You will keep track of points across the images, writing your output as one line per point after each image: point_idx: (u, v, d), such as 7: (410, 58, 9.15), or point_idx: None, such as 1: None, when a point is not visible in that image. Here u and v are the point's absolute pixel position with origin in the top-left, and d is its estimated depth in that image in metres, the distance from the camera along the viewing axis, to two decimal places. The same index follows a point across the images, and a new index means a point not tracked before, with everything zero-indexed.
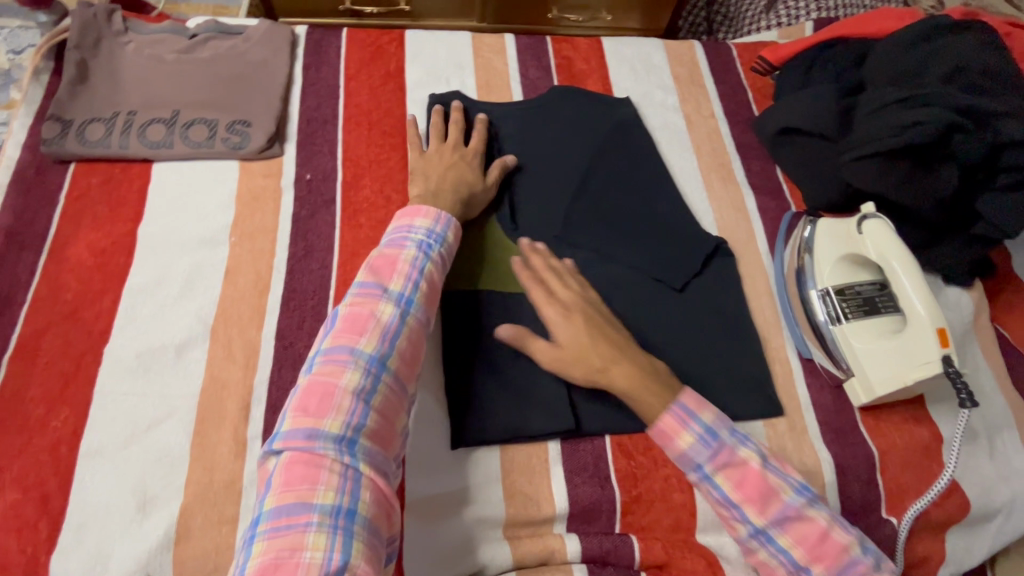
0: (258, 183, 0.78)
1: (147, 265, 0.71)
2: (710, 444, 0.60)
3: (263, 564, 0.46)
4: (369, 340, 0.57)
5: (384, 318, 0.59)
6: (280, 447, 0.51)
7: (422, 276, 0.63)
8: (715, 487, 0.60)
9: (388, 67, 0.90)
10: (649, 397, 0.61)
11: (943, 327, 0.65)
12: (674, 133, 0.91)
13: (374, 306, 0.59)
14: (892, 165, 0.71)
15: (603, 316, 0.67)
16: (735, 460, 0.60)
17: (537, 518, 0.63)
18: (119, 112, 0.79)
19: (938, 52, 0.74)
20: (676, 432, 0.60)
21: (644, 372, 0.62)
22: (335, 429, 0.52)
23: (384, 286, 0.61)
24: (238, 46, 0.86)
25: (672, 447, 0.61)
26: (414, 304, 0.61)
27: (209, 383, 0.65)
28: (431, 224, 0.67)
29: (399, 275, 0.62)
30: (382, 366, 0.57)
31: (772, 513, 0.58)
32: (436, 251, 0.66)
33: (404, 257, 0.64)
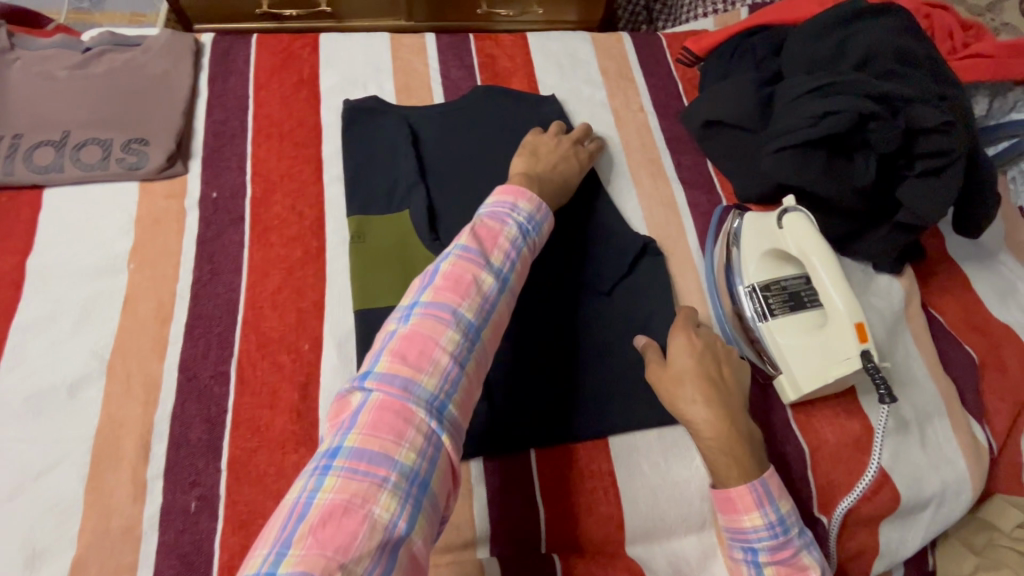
0: (159, 204, 0.74)
1: (37, 299, 0.67)
2: (777, 537, 0.57)
3: (332, 505, 0.41)
4: (471, 306, 0.53)
5: (485, 288, 0.55)
6: (372, 386, 0.48)
7: (518, 256, 0.60)
8: (758, 568, 0.59)
9: (301, 74, 0.86)
10: (722, 438, 0.59)
11: (861, 321, 0.64)
12: (602, 130, 0.88)
13: (477, 271, 0.56)
14: (809, 156, 0.69)
15: (726, 350, 0.66)
16: (792, 562, 0.58)
17: (456, 543, 0.61)
18: (4, 136, 0.74)
19: (851, 37, 0.73)
20: (747, 509, 0.58)
21: (727, 410, 0.60)
22: (430, 387, 0.48)
23: (486, 257, 0.57)
24: (136, 59, 0.82)
25: (734, 519, 0.59)
26: (509, 283, 0.58)
27: (106, 422, 0.62)
28: (533, 210, 0.65)
29: (500, 250, 0.59)
30: (478, 334, 0.53)
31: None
32: (533, 232, 0.63)
33: (505, 233, 0.61)
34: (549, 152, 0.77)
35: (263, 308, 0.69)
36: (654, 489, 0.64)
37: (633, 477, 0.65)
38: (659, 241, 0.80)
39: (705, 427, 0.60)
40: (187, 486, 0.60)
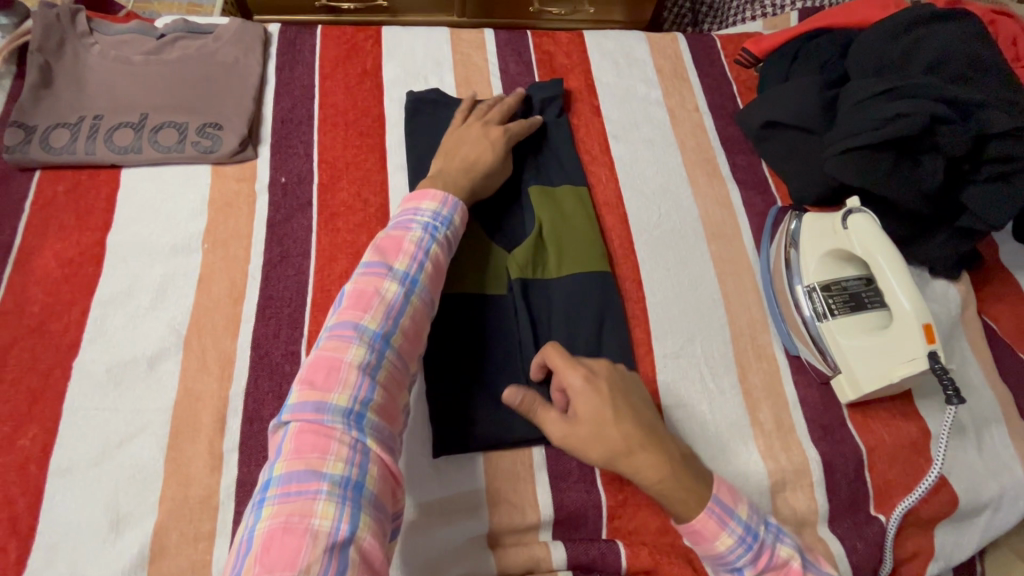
0: (230, 187, 0.76)
1: (116, 275, 0.69)
2: (751, 547, 0.56)
3: (272, 530, 0.44)
4: (373, 317, 0.56)
5: (389, 296, 0.57)
6: (290, 420, 0.50)
7: (428, 257, 0.62)
8: None
9: (365, 65, 0.88)
10: (666, 478, 0.56)
11: (929, 322, 0.64)
12: (658, 128, 0.89)
13: (378, 283, 0.58)
14: (877, 159, 0.69)
15: (621, 380, 0.61)
16: (774, 562, 0.57)
17: (521, 526, 0.62)
18: (85, 117, 0.76)
19: (918, 42, 0.74)
20: (714, 534, 0.56)
21: (658, 448, 0.57)
22: (343, 403, 0.50)
23: (389, 265, 0.59)
24: (209, 46, 0.84)
25: (708, 548, 0.57)
26: (420, 284, 0.60)
27: (183, 396, 0.64)
28: (438, 206, 0.66)
29: (405, 255, 0.61)
30: (385, 343, 0.55)
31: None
32: (443, 231, 0.65)
33: (410, 238, 0.62)
34: (467, 148, 0.75)
35: (331, 291, 0.71)
36: None
37: None
38: (714, 238, 0.81)
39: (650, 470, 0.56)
40: (261, 460, 0.62)
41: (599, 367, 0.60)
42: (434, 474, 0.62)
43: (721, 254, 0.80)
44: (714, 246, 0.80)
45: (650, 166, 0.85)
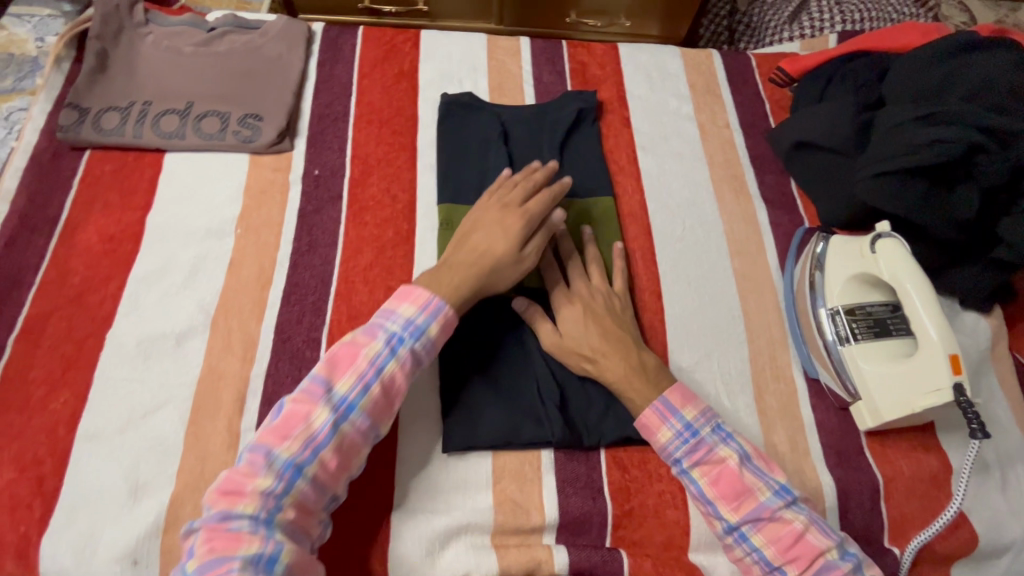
0: (266, 176, 0.79)
1: (154, 253, 0.72)
2: (689, 440, 0.61)
3: None
4: (290, 445, 0.54)
5: (316, 425, 0.55)
6: (198, 526, 0.52)
7: (378, 379, 0.58)
8: (691, 481, 0.61)
9: (402, 66, 0.91)
10: (621, 378, 0.64)
11: (956, 353, 0.63)
12: (687, 143, 0.89)
13: (312, 407, 0.56)
14: (910, 184, 0.69)
15: (604, 302, 0.69)
16: (711, 457, 0.60)
17: (525, 526, 0.62)
18: (135, 102, 0.80)
19: (959, 69, 0.73)
20: (658, 426, 0.62)
21: (622, 355, 0.64)
22: (248, 513, 0.51)
23: (331, 385, 0.57)
24: (255, 41, 0.88)
25: (652, 441, 0.62)
26: (357, 411, 0.57)
27: (207, 374, 0.66)
28: (414, 313, 0.61)
29: (354, 373, 0.58)
30: (298, 472, 0.54)
31: (747, 511, 0.58)
32: (410, 346, 0.60)
33: (368, 351, 0.59)
34: (476, 233, 0.67)
35: (355, 283, 0.72)
36: None
37: None
38: (737, 254, 0.80)
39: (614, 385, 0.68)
40: None
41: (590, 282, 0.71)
42: (442, 467, 0.64)
43: (744, 272, 0.79)
44: (737, 262, 0.80)
45: (677, 180, 0.85)
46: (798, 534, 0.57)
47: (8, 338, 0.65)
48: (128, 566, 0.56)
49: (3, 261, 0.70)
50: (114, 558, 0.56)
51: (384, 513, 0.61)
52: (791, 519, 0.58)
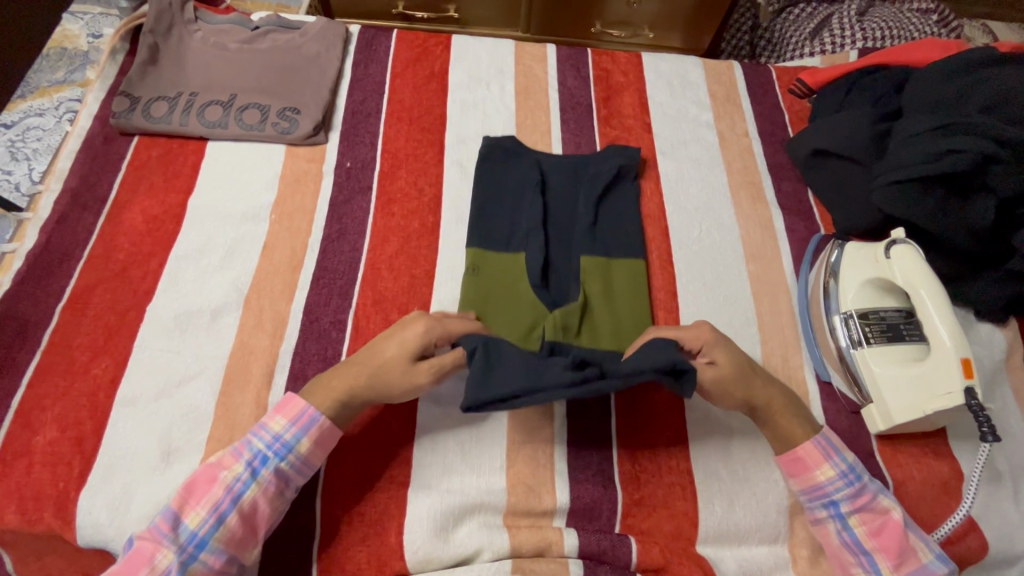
0: (301, 166, 0.83)
1: (194, 233, 0.76)
2: (853, 484, 0.61)
3: None
4: None
5: (160, 567, 0.53)
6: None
7: (235, 508, 0.56)
8: (847, 529, 0.62)
9: (433, 68, 0.95)
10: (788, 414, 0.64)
11: (968, 357, 0.64)
12: (705, 149, 0.91)
13: (158, 548, 0.54)
14: (926, 192, 0.70)
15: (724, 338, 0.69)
16: (874, 507, 0.61)
17: (537, 509, 0.64)
18: (182, 93, 0.85)
19: (977, 82, 0.74)
20: (818, 463, 0.62)
21: (781, 395, 0.64)
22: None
23: (180, 519, 0.55)
24: (296, 40, 0.92)
25: (808, 477, 0.62)
26: (209, 547, 0.55)
27: (238, 348, 0.69)
28: (281, 429, 0.59)
29: (207, 504, 0.56)
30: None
31: (906, 570, 0.60)
32: (274, 467, 0.58)
33: (226, 475, 0.57)
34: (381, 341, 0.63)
35: (381, 270, 0.75)
36: (731, 494, 0.65)
37: (710, 480, 0.66)
38: (753, 259, 0.82)
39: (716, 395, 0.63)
40: None
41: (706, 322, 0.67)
42: (456, 450, 0.66)
43: (759, 277, 0.81)
44: (752, 266, 0.81)
45: (695, 184, 0.87)
46: None
47: (56, 306, 0.70)
48: None
49: (55, 235, 0.74)
50: (145, 516, 0.59)
51: (400, 491, 0.63)
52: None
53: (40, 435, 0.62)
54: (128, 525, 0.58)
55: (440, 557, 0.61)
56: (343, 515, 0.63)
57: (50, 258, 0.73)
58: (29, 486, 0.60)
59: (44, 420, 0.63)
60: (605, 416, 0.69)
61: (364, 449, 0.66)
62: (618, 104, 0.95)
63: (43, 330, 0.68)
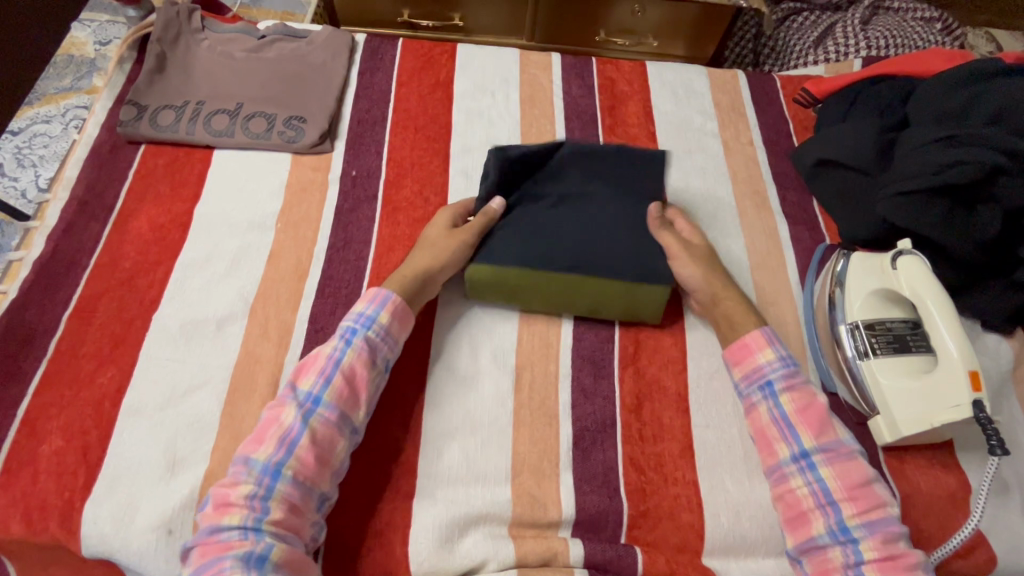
0: (307, 174, 0.83)
1: (200, 241, 0.76)
2: (788, 367, 0.67)
3: None
4: (243, 491, 0.56)
5: (287, 423, 0.59)
6: (192, 544, 0.55)
7: (338, 370, 0.62)
8: (778, 404, 0.65)
9: (438, 77, 0.95)
10: (742, 316, 0.71)
11: (976, 370, 0.63)
12: (710, 158, 0.91)
13: (281, 410, 0.60)
14: (932, 203, 0.70)
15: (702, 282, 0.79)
16: (803, 390, 0.66)
17: (542, 520, 0.63)
18: (189, 102, 0.85)
19: (982, 93, 0.74)
20: (759, 348, 0.68)
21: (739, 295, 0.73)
22: (237, 522, 0.55)
23: (251, 458, 0.58)
24: (302, 48, 0.93)
25: (750, 360, 0.68)
26: (324, 403, 0.61)
27: (244, 357, 0.69)
28: (365, 306, 0.67)
29: (273, 440, 0.58)
30: (276, 474, 0.57)
31: (825, 441, 0.63)
32: (364, 335, 0.65)
33: (287, 412, 0.60)
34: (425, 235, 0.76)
35: (386, 278, 0.76)
36: (737, 506, 0.65)
37: (716, 491, 0.66)
38: (758, 268, 0.82)
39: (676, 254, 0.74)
40: None
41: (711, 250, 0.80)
42: (462, 459, 0.65)
43: (765, 286, 0.81)
44: (758, 275, 0.81)
45: (700, 194, 0.87)
46: (867, 479, 0.61)
47: (63, 315, 0.70)
48: (162, 536, 0.58)
49: (62, 244, 0.75)
50: (149, 527, 0.58)
51: (405, 502, 0.63)
52: (863, 465, 0.62)
53: (46, 445, 0.62)
54: (133, 536, 0.58)
55: (445, 568, 0.61)
56: (348, 527, 0.62)
57: (56, 266, 0.73)
58: (34, 496, 0.60)
59: (50, 430, 0.63)
60: (610, 426, 0.69)
61: (370, 459, 0.66)
62: (622, 113, 0.95)
63: (50, 339, 0.68)
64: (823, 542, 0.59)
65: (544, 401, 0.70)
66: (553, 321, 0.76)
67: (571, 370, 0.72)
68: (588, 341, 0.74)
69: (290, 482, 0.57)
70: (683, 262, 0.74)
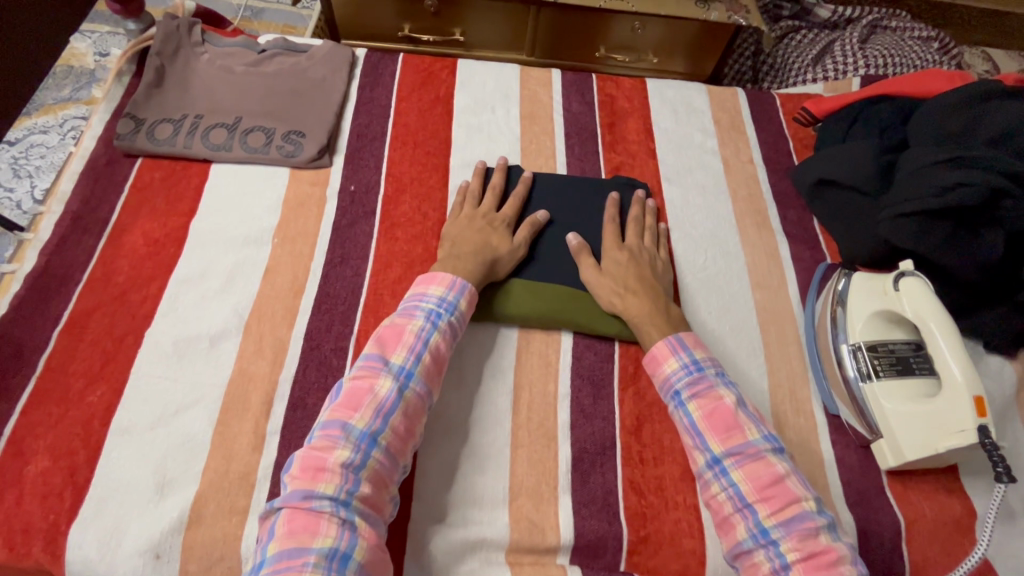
0: (304, 190, 0.83)
1: (195, 256, 0.75)
2: (693, 373, 0.65)
3: None
4: (339, 458, 0.54)
5: (381, 394, 0.58)
6: (279, 505, 0.53)
7: (427, 348, 0.63)
8: (686, 413, 0.64)
9: (438, 92, 0.95)
10: (643, 316, 0.71)
11: (980, 395, 0.62)
12: (711, 175, 0.91)
13: (375, 379, 0.59)
14: (934, 225, 0.69)
15: (648, 260, 0.77)
16: (710, 394, 0.64)
17: (541, 546, 0.62)
18: (187, 115, 0.85)
19: (983, 116, 0.74)
20: (666, 358, 0.67)
21: (647, 300, 0.72)
22: (330, 492, 0.52)
23: (348, 422, 0.56)
24: (302, 63, 0.93)
25: (658, 373, 0.67)
26: (415, 378, 0.61)
27: (237, 375, 0.67)
28: (444, 291, 0.67)
29: (371, 406, 0.57)
30: (373, 442, 0.56)
31: (733, 445, 0.60)
32: (449, 318, 0.66)
33: (384, 377, 0.59)
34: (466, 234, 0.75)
35: (383, 295, 0.75)
36: None
37: None
38: (758, 287, 0.81)
39: (586, 269, 0.76)
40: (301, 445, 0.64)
41: (663, 254, 0.80)
42: (460, 482, 0.65)
43: (766, 306, 0.80)
44: (758, 295, 0.81)
45: (700, 212, 0.87)
46: (777, 476, 0.58)
47: (53, 331, 0.68)
48: (150, 560, 0.57)
49: (54, 258, 0.74)
50: (137, 551, 0.57)
51: (401, 526, 0.62)
52: (773, 462, 0.60)
53: (32, 466, 0.60)
54: (119, 560, 0.57)
55: None
56: None
57: (48, 281, 0.72)
58: (18, 519, 0.58)
59: (36, 451, 0.61)
60: (610, 448, 0.68)
61: None
62: (622, 129, 0.95)
63: (39, 356, 0.67)
64: (746, 546, 0.57)
65: (543, 422, 0.69)
66: (552, 340, 0.74)
67: (570, 390, 0.71)
68: (587, 360, 0.73)
69: (380, 459, 0.56)
70: (595, 282, 0.75)
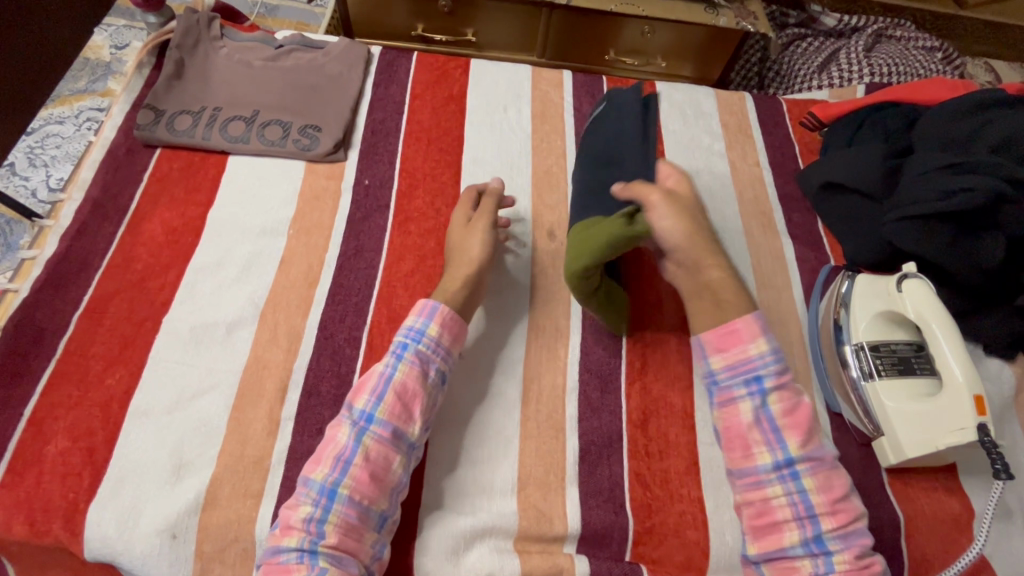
0: (320, 183, 0.84)
1: (212, 245, 0.77)
2: (778, 362, 0.63)
3: None
4: (303, 512, 0.56)
5: (341, 442, 0.58)
6: (260, 564, 0.56)
7: (390, 387, 0.61)
8: (767, 404, 0.62)
9: (452, 90, 0.97)
10: (724, 280, 0.66)
11: (980, 395, 0.64)
12: (718, 177, 0.93)
13: (337, 428, 0.60)
14: (936, 228, 0.71)
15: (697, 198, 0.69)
16: (791, 390, 0.63)
17: (548, 534, 0.63)
18: (206, 108, 0.86)
19: (986, 123, 0.76)
20: (752, 339, 0.64)
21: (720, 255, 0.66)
22: (295, 544, 0.54)
23: (309, 476, 0.57)
24: (318, 59, 0.94)
25: (740, 351, 0.64)
26: (376, 420, 0.59)
27: (253, 362, 0.69)
28: (415, 318, 0.66)
29: (330, 457, 0.58)
30: (332, 493, 0.56)
31: (811, 449, 0.61)
32: (415, 348, 0.64)
33: (344, 425, 0.60)
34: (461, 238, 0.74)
35: (396, 287, 0.76)
36: None
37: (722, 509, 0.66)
38: (763, 287, 0.83)
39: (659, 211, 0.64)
40: (314, 432, 0.65)
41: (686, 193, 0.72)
42: (469, 471, 0.66)
43: (771, 306, 0.81)
44: (763, 294, 0.82)
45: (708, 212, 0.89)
46: (846, 489, 0.60)
47: (73, 315, 0.70)
48: (166, 540, 0.58)
49: (74, 244, 0.75)
50: (154, 530, 0.58)
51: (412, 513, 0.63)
52: (842, 474, 0.61)
53: (51, 445, 0.62)
54: (136, 539, 0.58)
55: None
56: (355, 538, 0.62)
57: (67, 267, 0.73)
58: (38, 497, 0.59)
59: (55, 431, 0.62)
60: (616, 441, 0.69)
61: None
62: None
63: (60, 338, 0.68)
64: (795, 553, 0.58)
65: (552, 414, 0.70)
66: (561, 335, 0.76)
67: (578, 384, 0.72)
68: (595, 355, 0.75)
69: (344, 506, 0.56)
70: (667, 224, 0.64)
